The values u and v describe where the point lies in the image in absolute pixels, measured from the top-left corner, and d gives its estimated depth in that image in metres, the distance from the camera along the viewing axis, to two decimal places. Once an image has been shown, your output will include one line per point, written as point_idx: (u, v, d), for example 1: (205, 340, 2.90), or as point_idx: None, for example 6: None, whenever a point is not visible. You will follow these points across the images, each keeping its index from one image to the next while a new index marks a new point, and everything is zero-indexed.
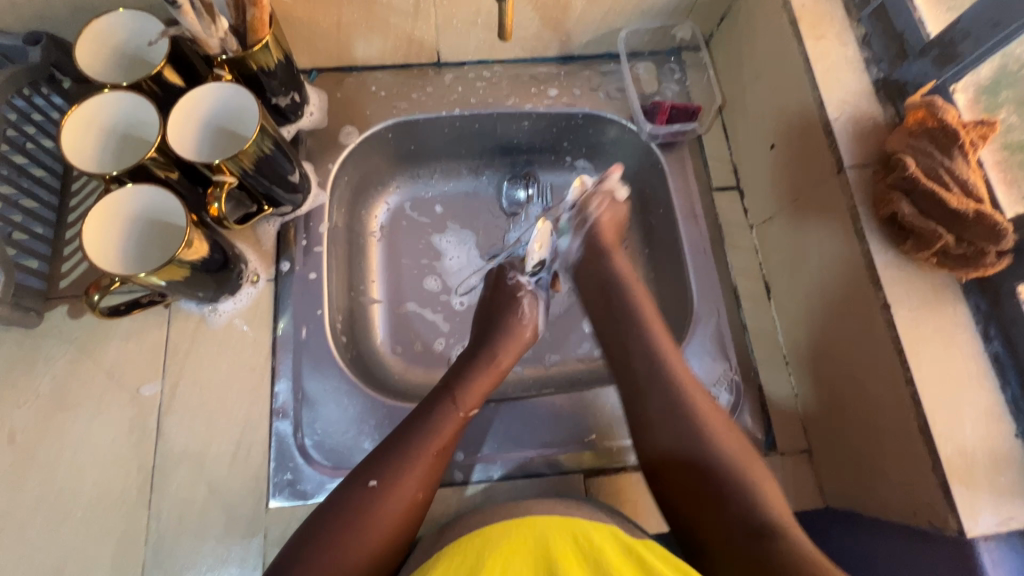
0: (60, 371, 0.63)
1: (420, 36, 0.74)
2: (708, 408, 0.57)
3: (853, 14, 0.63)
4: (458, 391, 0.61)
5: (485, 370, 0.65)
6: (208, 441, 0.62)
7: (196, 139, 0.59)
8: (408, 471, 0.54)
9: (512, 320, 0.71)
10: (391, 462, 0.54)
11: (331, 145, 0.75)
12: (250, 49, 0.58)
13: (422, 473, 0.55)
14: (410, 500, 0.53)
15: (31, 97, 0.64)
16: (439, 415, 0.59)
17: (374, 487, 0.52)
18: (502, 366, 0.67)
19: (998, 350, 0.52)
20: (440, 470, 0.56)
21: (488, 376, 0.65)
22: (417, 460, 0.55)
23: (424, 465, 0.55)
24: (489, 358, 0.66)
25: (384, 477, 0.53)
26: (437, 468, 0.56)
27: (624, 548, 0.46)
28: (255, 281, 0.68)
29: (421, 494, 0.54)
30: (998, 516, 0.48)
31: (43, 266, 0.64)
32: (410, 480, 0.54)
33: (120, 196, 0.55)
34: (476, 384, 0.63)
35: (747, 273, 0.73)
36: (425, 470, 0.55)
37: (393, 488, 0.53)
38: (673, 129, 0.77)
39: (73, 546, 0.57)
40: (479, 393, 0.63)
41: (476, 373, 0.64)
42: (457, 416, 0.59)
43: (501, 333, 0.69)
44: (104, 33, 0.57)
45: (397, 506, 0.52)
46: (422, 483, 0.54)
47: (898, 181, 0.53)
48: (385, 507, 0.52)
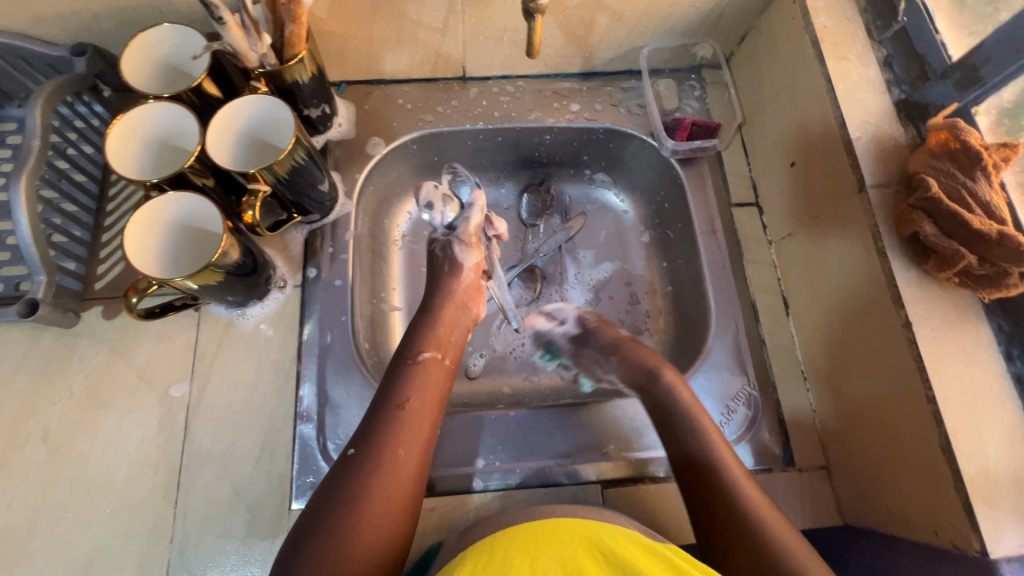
0: (93, 370, 0.65)
1: (447, 51, 0.76)
2: None
3: (875, 36, 0.65)
4: (409, 349, 0.63)
5: (434, 324, 0.66)
6: (233, 442, 0.63)
7: (232, 148, 0.61)
8: (382, 432, 0.55)
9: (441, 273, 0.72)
10: (363, 431, 0.55)
11: (358, 155, 0.77)
12: (286, 63, 0.60)
13: (397, 430, 0.55)
14: (392, 459, 0.53)
15: (73, 104, 0.66)
16: (394, 375, 0.60)
17: (352, 455, 0.53)
18: (450, 316, 0.68)
19: (1021, 370, 0.52)
20: (422, 425, 0.57)
21: (434, 331, 0.65)
22: (382, 420, 0.56)
23: (396, 422, 0.56)
24: (429, 314, 0.67)
25: (360, 442, 0.54)
26: (412, 423, 0.56)
27: (652, 553, 0.47)
28: (282, 286, 0.70)
29: (404, 451, 0.54)
30: (1022, 537, 0.48)
31: (80, 268, 0.66)
32: (384, 440, 0.54)
33: (159, 203, 0.57)
34: (425, 337, 0.64)
35: (766, 288, 0.74)
36: (398, 427, 0.55)
37: (371, 450, 0.53)
38: (693, 145, 0.78)
39: (101, 543, 0.59)
40: (430, 344, 0.64)
41: (425, 327, 0.66)
42: (413, 370, 0.61)
43: (438, 287, 0.70)
44: (149, 45, 0.60)
45: (386, 468, 0.53)
46: (399, 439, 0.55)
47: (921, 201, 0.54)
48: (373, 472, 0.52)
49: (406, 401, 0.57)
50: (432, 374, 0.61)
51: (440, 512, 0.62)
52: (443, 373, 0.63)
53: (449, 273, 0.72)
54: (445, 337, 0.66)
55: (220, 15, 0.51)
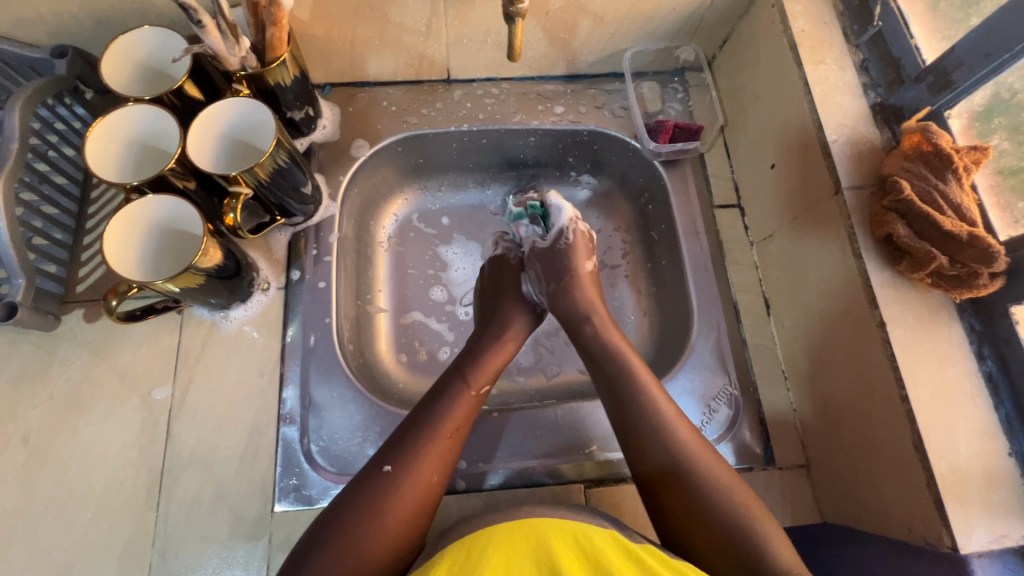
0: (75, 373, 0.64)
1: (431, 54, 0.76)
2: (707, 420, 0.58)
3: (851, 40, 0.66)
4: (470, 373, 0.63)
5: (493, 353, 0.67)
6: (216, 444, 0.63)
7: (214, 150, 0.61)
8: (423, 453, 0.55)
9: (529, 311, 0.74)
10: (404, 446, 0.55)
11: (342, 158, 0.77)
12: (268, 66, 0.60)
13: (435, 454, 0.56)
14: (424, 482, 0.54)
15: (54, 106, 0.66)
16: (448, 398, 0.60)
17: (390, 471, 0.53)
18: (510, 348, 0.69)
19: (992, 369, 0.53)
20: (452, 454, 0.57)
21: (494, 359, 0.66)
22: (431, 443, 0.56)
23: (437, 446, 0.56)
24: (496, 339, 0.68)
25: (399, 460, 0.54)
26: (450, 450, 0.57)
27: (627, 552, 0.47)
28: (265, 289, 0.70)
29: (437, 476, 0.55)
30: (991, 532, 0.49)
31: (61, 271, 0.66)
32: (426, 464, 0.54)
33: (139, 206, 0.57)
34: (484, 366, 0.65)
35: (747, 289, 0.75)
36: (437, 452, 0.56)
37: (407, 470, 0.54)
38: (676, 148, 0.79)
39: (82, 546, 0.58)
40: (487, 374, 0.64)
41: (483, 355, 0.66)
42: (465, 398, 0.61)
43: (506, 314, 0.72)
44: (129, 47, 0.60)
45: (416, 489, 0.53)
46: (437, 465, 0.55)
47: (894, 203, 0.55)
48: (403, 491, 0.52)
49: (451, 428, 0.58)
50: (478, 406, 0.62)
51: None
52: (485, 405, 0.63)
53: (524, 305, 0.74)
54: (500, 367, 0.67)
55: (199, 19, 0.51)
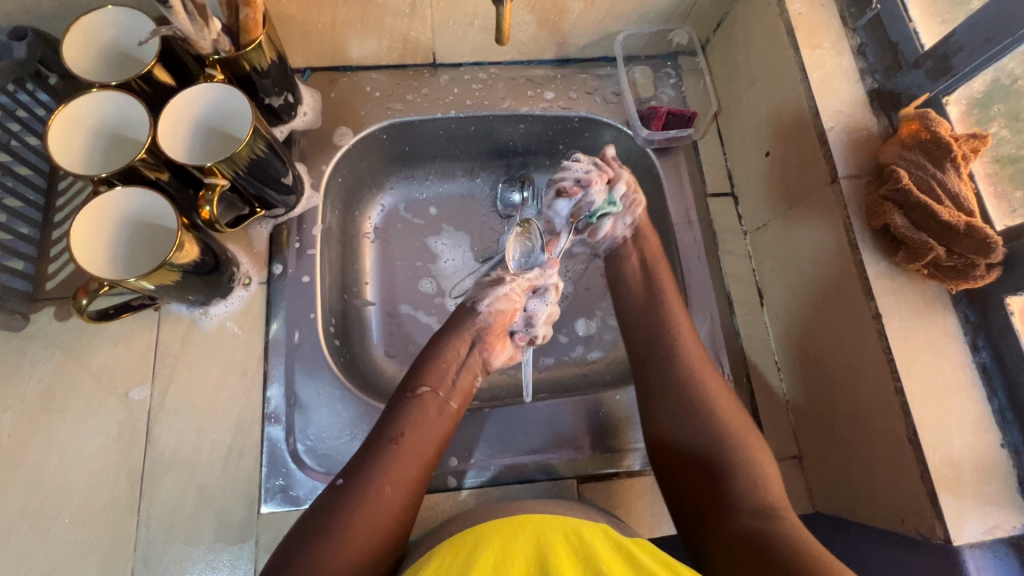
0: (47, 374, 0.62)
1: (416, 36, 0.73)
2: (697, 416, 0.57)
3: (849, 24, 0.64)
4: (413, 382, 0.62)
5: (441, 357, 0.64)
6: (199, 446, 0.61)
7: (187, 139, 0.58)
8: (372, 468, 0.54)
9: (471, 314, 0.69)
10: (354, 461, 0.55)
11: (325, 146, 0.74)
12: (242, 49, 0.57)
13: (385, 468, 0.54)
14: (378, 496, 0.52)
15: (15, 93, 0.62)
16: (392, 410, 0.59)
17: (339, 485, 0.53)
18: (460, 351, 0.66)
19: (986, 360, 0.53)
20: (409, 466, 0.55)
21: (447, 366, 0.64)
22: (376, 454, 0.55)
23: (385, 457, 0.55)
24: (441, 346, 0.65)
25: (349, 474, 0.54)
26: (401, 460, 0.55)
27: (617, 548, 0.47)
28: (247, 284, 0.67)
29: (392, 488, 0.53)
30: (984, 524, 0.49)
31: (29, 268, 0.63)
32: (374, 476, 0.53)
33: (108, 198, 0.54)
34: (428, 370, 0.63)
35: (741, 279, 0.74)
36: (387, 465, 0.54)
37: (358, 483, 0.53)
38: (669, 135, 0.77)
39: (60, 553, 0.57)
40: (432, 379, 0.62)
41: (430, 359, 0.64)
42: (410, 405, 0.59)
43: (454, 321, 0.68)
44: (92, 29, 0.56)
45: (370, 504, 0.52)
46: (391, 477, 0.54)
47: (892, 192, 0.54)
48: (355, 507, 0.51)
49: (399, 436, 0.56)
50: (429, 411, 0.59)
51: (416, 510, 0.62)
52: (442, 411, 0.60)
53: (471, 309, 0.69)
54: (458, 374, 0.64)
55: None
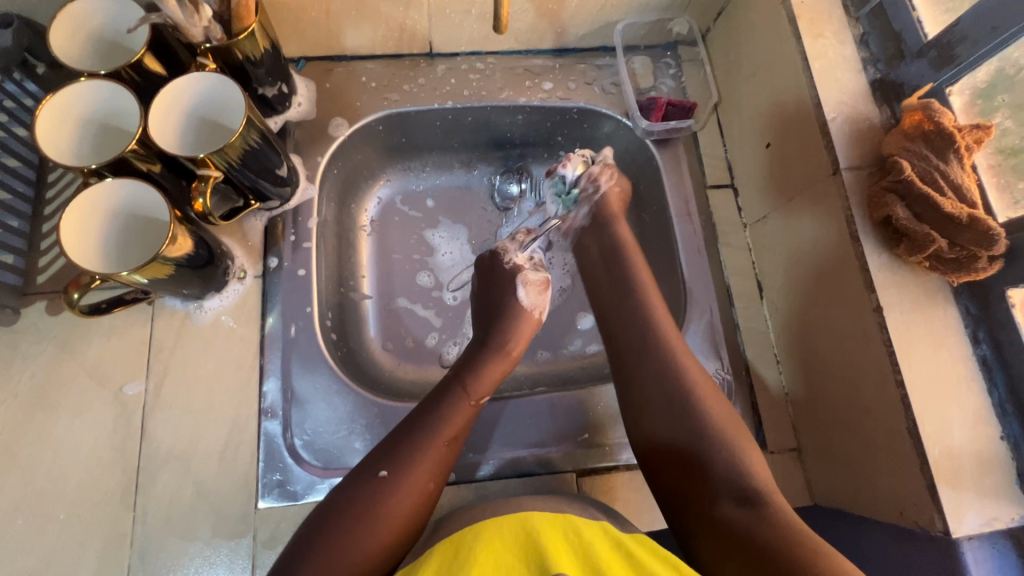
0: (39, 369, 0.61)
1: (412, 25, 0.72)
2: (696, 409, 0.57)
3: (851, 13, 0.63)
4: (471, 381, 0.61)
5: (496, 360, 0.64)
6: (195, 440, 0.61)
7: (180, 130, 0.57)
8: (419, 461, 0.53)
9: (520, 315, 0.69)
10: (403, 453, 0.53)
11: (320, 137, 0.73)
12: (235, 37, 0.56)
13: (433, 463, 0.54)
14: (421, 491, 0.52)
15: (1, 82, 0.60)
16: (448, 405, 0.58)
17: (385, 478, 0.52)
18: (512, 356, 0.66)
19: (986, 353, 0.53)
20: (448, 463, 0.56)
21: (498, 369, 0.64)
22: (429, 451, 0.54)
23: (436, 454, 0.54)
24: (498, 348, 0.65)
25: (395, 466, 0.52)
26: (447, 457, 0.55)
27: (618, 546, 0.47)
28: (242, 277, 0.66)
29: (433, 484, 0.54)
30: (983, 516, 0.49)
31: (19, 261, 0.62)
32: (423, 471, 0.53)
33: (97, 191, 0.53)
34: (485, 373, 0.62)
35: (740, 272, 0.73)
36: (435, 458, 0.54)
37: (404, 477, 0.52)
38: (669, 126, 0.76)
39: (56, 549, 0.56)
40: (488, 383, 0.62)
41: (485, 362, 0.63)
42: (466, 406, 0.59)
43: (504, 321, 0.68)
44: (80, 18, 0.55)
45: (411, 498, 0.52)
46: (434, 472, 0.54)
47: (894, 184, 0.53)
48: (397, 497, 0.51)
49: (453, 436, 0.56)
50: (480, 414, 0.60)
51: None
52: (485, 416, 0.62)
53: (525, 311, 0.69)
54: (502, 376, 0.65)
55: None
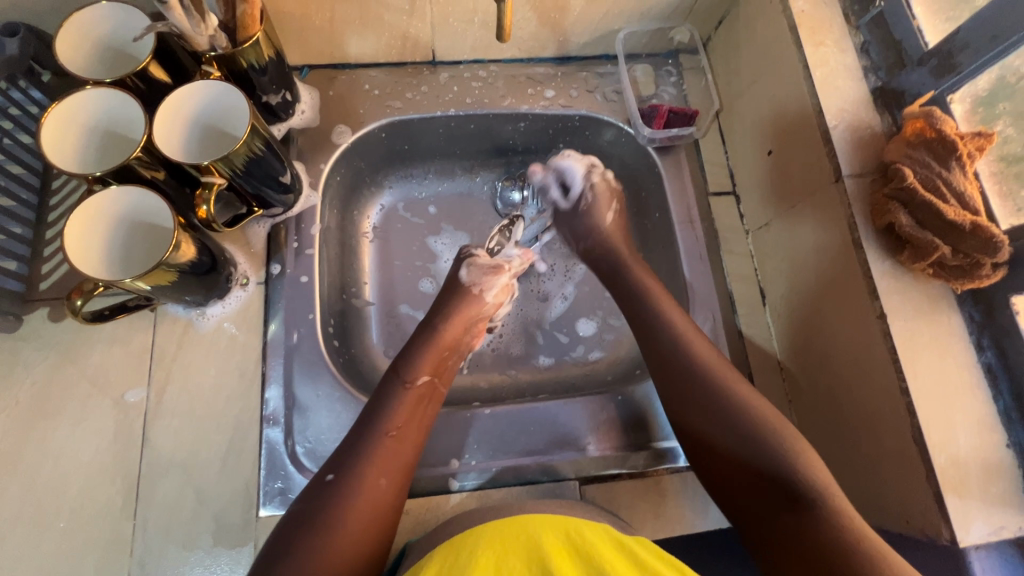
0: (42, 375, 0.61)
1: (415, 33, 0.72)
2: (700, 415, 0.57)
3: (852, 21, 0.63)
4: (405, 372, 0.61)
5: (431, 347, 0.64)
6: (196, 448, 0.61)
7: (184, 137, 0.57)
8: (364, 460, 0.53)
9: (459, 300, 0.69)
10: (348, 455, 0.54)
11: (323, 144, 0.73)
12: (240, 46, 0.56)
13: (379, 458, 0.54)
14: (372, 488, 0.52)
15: (7, 90, 0.61)
16: (382, 399, 0.58)
17: (332, 481, 0.52)
18: (452, 338, 0.67)
19: (991, 360, 0.53)
20: (401, 454, 0.55)
21: (433, 355, 0.64)
22: (370, 447, 0.54)
23: (380, 449, 0.54)
24: (433, 332, 0.66)
25: (341, 469, 0.53)
26: (395, 450, 0.55)
27: (619, 545, 0.46)
28: (244, 284, 0.66)
29: (386, 479, 0.53)
30: (989, 525, 0.48)
31: (22, 268, 0.62)
32: (368, 468, 0.53)
33: (102, 198, 0.53)
34: (422, 359, 0.63)
35: (743, 279, 0.73)
36: (381, 454, 0.54)
37: (351, 476, 0.52)
38: (671, 133, 0.76)
39: (56, 557, 0.56)
40: (425, 369, 0.62)
41: (419, 350, 0.64)
42: (404, 395, 0.59)
43: (445, 308, 0.68)
44: (86, 26, 0.55)
45: (365, 496, 0.51)
46: (383, 467, 0.53)
47: (897, 191, 0.53)
48: (349, 500, 0.51)
49: (393, 428, 0.56)
50: (422, 401, 0.60)
51: (414, 514, 0.61)
52: (434, 402, 0.61)
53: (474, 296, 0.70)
54: (442, 362, 0.65)
55: None
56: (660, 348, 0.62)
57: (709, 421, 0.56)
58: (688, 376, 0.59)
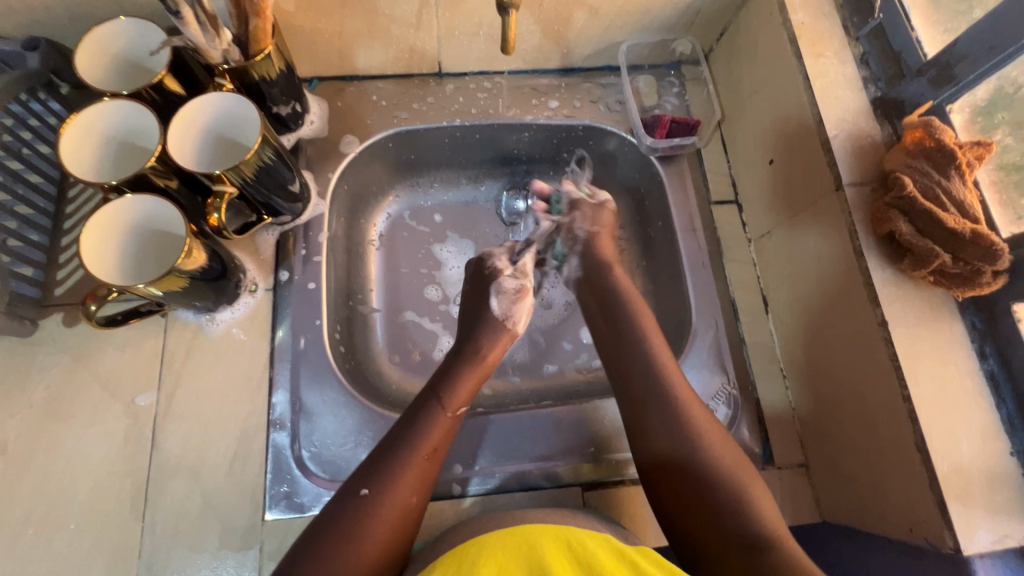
0: (55, 379, 0.62)
1: (422, 46, 0.74)
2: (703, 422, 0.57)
3: (851, 33, 0.64)
4: (447, 393, 0.61)
5: (472, 371, 0.64)
6: (204, 451, 0.62)
7: (196, 146, 0.59)
8: (400, 476, 0.53)
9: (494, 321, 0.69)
10: (384, 470, 0.53)
11: (331, 154, 0.75)
12: (252, 59, 0.58)
13: (414, 477, 0.54)
14: (403, 507, 0.52)
15: (27, 102, 0.63)
16: (424, 418, 0.58)
17: (367, 496, 0.52)
18: (492, 365, 0.67)
19: (993, 367, 0.53)
20: (431, 473, 0.56)
21: (474, 380, 0.64)
22: (410, 467, 0.54)
23: (416, 468, 0.54)
24: (477, 358, 0.66)
25: (378, 484, 0.52)
26: (431, 472, 0.55)
27: (620, 555, 0.47)
28: (253, 290, 0.68)
29: (416, 498, 0.54)
30: (994, 533, 0.48)
31: (38, 274, 0.64)
32: (404, 486, 0.53)
33: (118, 206, 0.55)
34: (466, 386, 0.63)
35: (746, 286, 0.74)
36: (418, 474, 0.54)
37: (385, 492, 0.52)
38: (673, 143, 0.77)
39: (65, 558, 0.56)
40: (466, 394, 0.62)
41: (462, 373, 0.64)
42: (445, 417, 0.59)
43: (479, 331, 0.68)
44: (104, 41, 0.57)
45: (395, 513, 0.52)
46: (416, 487, 0.54)
47: (897, 200, 0.54)
48: (380, 515, 0.51)
49: (432, 449, 0.56)
50: (462, 427, 0.60)
51: None
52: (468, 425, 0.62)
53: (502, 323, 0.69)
54: (478, 386, 0.65)
55: (177, 9, 0.49)
56: (644, 379, 0.61)
57: (692, 445, 0.56)
58: (660, 409, 0.58)
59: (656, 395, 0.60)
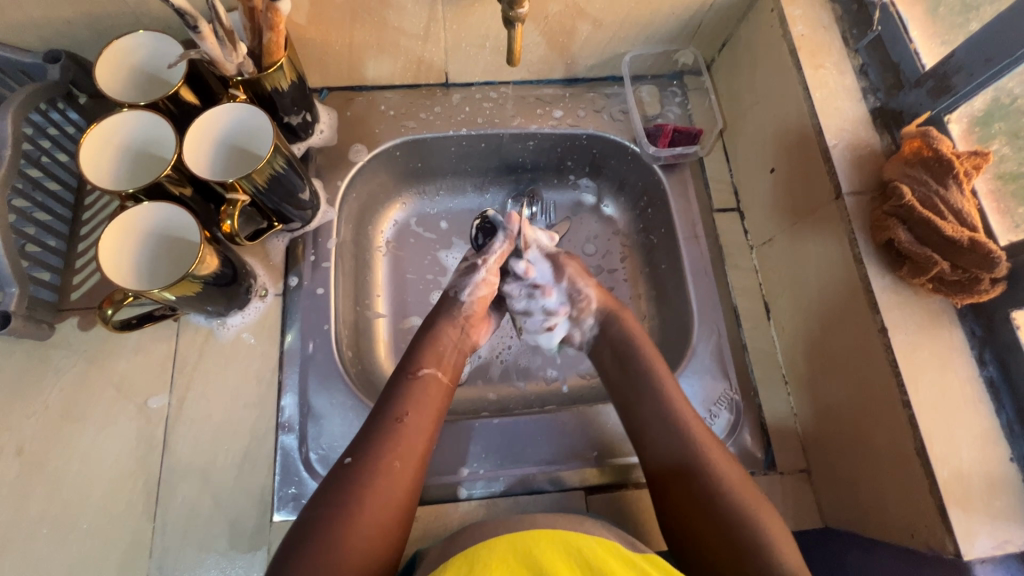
0: (70, 381, 0.64)
1: (429, 57, 0.76)
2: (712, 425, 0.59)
3: (850, 44, 0.66)
4: (412, 364, 0.64)
5: (437, 339, 0.67)
6: (213, 453, 0.63)
7: (210, 156, 0.60)
8: (378, 445, 0.55)
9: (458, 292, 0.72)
10: (362, 441, 0.56)
11: (340, 162, 0.76)
12: (265, 71, 0.59)
13: (391, 443, 0.56)
14: (387, 471, 0.54)
15: (46, 112, 0.65)
16: (392, 390, 0.61)
17: (350, 464, 0.54)
18: (456, 333, 0.69)
19: (993, 374, 0.53)
20: (413, 440, 0.57)
21: (439, 348, 0.66)
22: (383, 434, 0.56)
23: (392, 434, 0.56)
24: (437, 327, 0.68)
25: (357, 452, 0.55)
26: (407, 437, 0.57)
27: (630, 563, 0.48)
28: (263, 296, 0.69)
29: (400, 462, 0.55)
30: (994, 539, 0.49)
31: (55, 279, 0.65)
32: (382, 453, 0.55)
33: (134, 214, 0.56)
34: (427, 352, 0.65)
35: (748, 294, 0.75)
36: (396, 440, 0.56)
37: (366, 459, 0.54)
38: (675, 152, 0.79)
39: (78, 558, 0.58)
40: (430, 359, 0.64)
41: (426, 342, 0.66)
42: (412, 384, 0.61)
43: (446, 305, 0.70)
44: (123, 53, 0.59)
45: (381, 479, 0.53)
46: (397, 453, 0.55)
47: (896, 209, 0.55)
48: (367, 482, 0.53)
49: (403, 414, 0.58)
50: (431, 391, 0.62)
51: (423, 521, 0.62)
52: (442, 389, 0.63)
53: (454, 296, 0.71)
54: (450, 354, 0.67)
55: (195, 24, 0.51)
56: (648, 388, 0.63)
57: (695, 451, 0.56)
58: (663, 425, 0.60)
59: (650, 406, 0.62)
